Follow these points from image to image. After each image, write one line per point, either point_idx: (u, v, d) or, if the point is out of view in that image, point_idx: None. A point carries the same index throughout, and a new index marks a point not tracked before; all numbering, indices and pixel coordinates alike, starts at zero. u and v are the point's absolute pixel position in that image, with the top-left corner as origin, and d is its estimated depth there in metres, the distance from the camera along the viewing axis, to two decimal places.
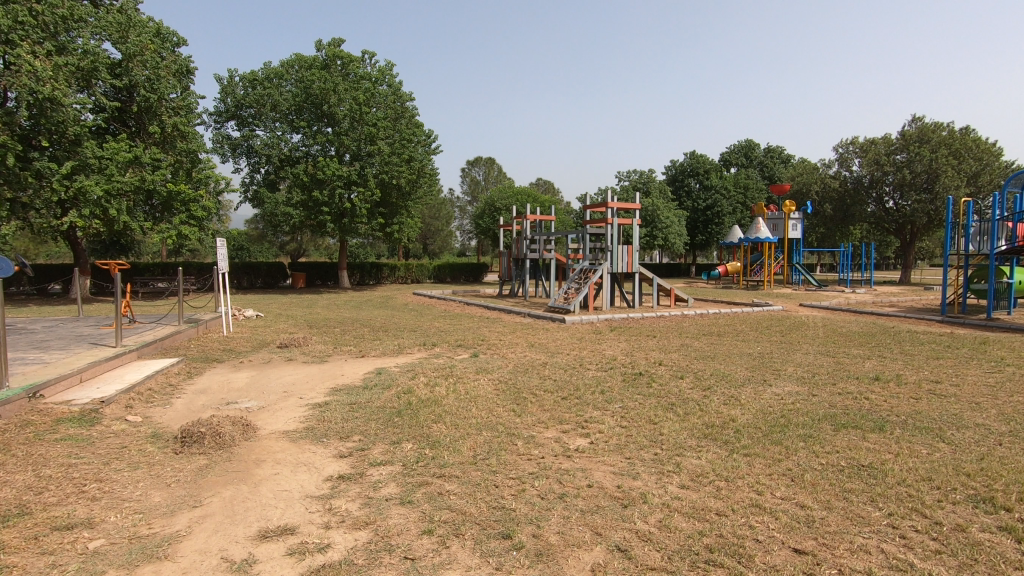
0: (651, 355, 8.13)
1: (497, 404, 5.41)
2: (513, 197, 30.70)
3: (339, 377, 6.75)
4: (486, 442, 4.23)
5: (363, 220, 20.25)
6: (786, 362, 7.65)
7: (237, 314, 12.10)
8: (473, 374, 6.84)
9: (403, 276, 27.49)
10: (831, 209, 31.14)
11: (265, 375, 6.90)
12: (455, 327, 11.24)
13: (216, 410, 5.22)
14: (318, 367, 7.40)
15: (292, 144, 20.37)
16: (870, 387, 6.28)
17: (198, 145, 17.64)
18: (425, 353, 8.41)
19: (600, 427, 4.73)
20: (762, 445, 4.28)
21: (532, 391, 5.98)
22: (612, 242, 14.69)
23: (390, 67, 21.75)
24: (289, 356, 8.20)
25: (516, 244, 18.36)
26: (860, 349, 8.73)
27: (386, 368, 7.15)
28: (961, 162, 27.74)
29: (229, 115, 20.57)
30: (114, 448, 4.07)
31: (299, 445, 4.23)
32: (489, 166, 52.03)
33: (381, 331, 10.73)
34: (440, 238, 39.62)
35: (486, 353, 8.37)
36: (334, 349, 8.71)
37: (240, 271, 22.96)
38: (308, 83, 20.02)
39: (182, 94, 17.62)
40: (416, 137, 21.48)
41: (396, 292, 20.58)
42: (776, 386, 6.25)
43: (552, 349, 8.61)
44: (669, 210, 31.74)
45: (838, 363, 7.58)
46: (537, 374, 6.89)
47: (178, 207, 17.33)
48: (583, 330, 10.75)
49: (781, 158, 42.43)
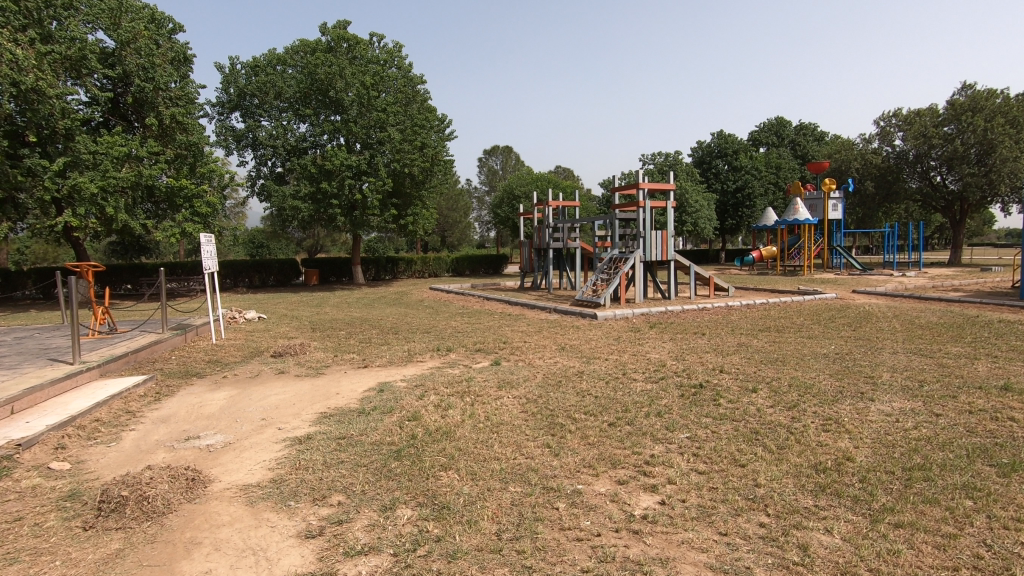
0: (706, 359, 6.78)
1: (525, 436, 4.17)
2: (532, 183, 29.51)
3: (333, 396, 5.58)
4: (515, 507, 3.01)
5: (375, 212, 19.10)
6: (877, 367, 6.25)
7: (236, 317, 11.07)
8: (494, 391, 5.60)
9: (420, 270, 26.43)
10: (873, 186, 29.06)
11: (246, 395, 5.78)
12: (474, 327, 10.00)
13: (168, 451, 4.12)
14: (310, 383, 6.24)
15: (298, 134, 19.34)
16: (1005, 400, 4.86)
17: (199, 137, 16.68)
18: (438, 361, 7.19)
19: (669, 473, 3.46)
20: (914, 506, 2.97)
21: (570, 415, 4.71)
22: (645, 227, 13.25)
23: (400, 48, 20.49)
24: (281, 367, 7.06)
25: (537, 233, 17.04)
26: (960, 346, 7.24)
27: (392, 383, 5.96)
28: (1018, 131, 25.52)
29: (233, 106, 19.61)
30: (2, 525, 2.96)
31: (254, 514, 3.03)
32: (506, 156, 50.68)
33: (391, 334, 9.54)
34: (458, 230, 38.42)
35: (509, 360, 7.10)
36: (333, 358, 7.53)
37: (251, 269, 22.09)
38: (313, 69, 18.88)
39: (181, 84, 16.74)
40: (429, 122, 20.26)
41: (412, 288, 19.49)
42: (881, 404, 4.88)
43: (586, 353, 7.33)
44: (698, 194, 30.00)
45: (942, 366, 6.17)
46: (571, 389, 5.61)
47: (181, 203, 16.56)
48: (618, 328, 9.44)
49: (814, 136, 40.17)
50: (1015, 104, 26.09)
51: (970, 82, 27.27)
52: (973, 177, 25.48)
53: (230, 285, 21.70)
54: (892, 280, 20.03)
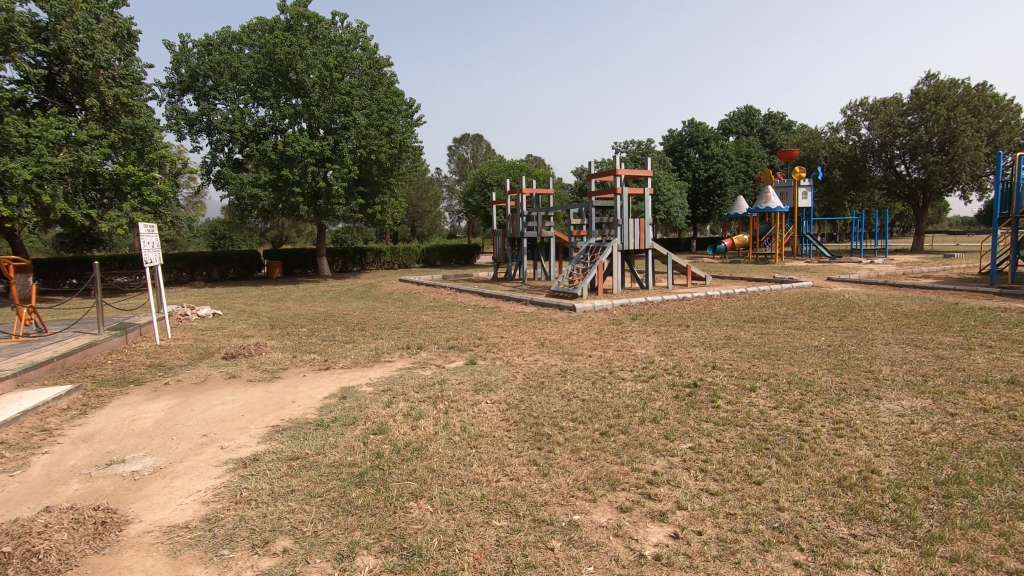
0: (695, 354, 6.36)
1: (508, 451, 3.65)
2: (504, 171, 28.77)
3: (287, 405, 4.93)
4: (501, 551, 2.49)
5: (341, 201, 18.22)
6: (873, 360, 5.93)
7: (187, 314, 10.22)
8: (470, 395, 5.04)
9: (389, 261, 25.58)
10: (840, 175, 29.68)
11: (189, 406, 5.09)
12: (446, 322, 9.39)
13: (83, 481, 3.46)
14: (263, 389, 5.58)
15: (257, 118, 18.26)
16: (1016, 396, 4.56)
17: (146, 120, 15.49)
18: (408, 360, 6.59)
19: (677, 496, 3.00)
20: (966, 532, 2.56)
21: (556, 424, 4.20)
22: (622, 215, 12.82)
23: (364, 28, 19.51)
24: (232, 371, 6.35)
25: (511, 222, 16.47)
26: (952, 336, 7.00)
27: (356, 389, 5.33)
28: (979, 120, 26.04)
29: (185, 87, 18.37)
30: None
31: (176, 571, 2.43)
32: (477, 144, 49.87)
33: (356, 330, 8.88)
34: (428, 220, 37.50)
35: (485, 358, 6.55)
36: (291, 359, 6.85)
37: (209, 262, 20.90)
38: (271, 48, 17.76)
39: (126, 62, 15.53)
40: (396, 106, 19.39)
41: (381, 280, 18.72)
42: (889, 402, 4.53)
43: (568, 349, 6.85)
44: (671, 182, 29.85)
45: (939, 358, 5.88)
46: (555, 391, 5.10)
47: (129, 191, 15.41)
48: (599, 320, 8.99)
49: (782, 125, 40.58)
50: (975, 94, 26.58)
51: (933, 72, 27.68)
52: (936, 166, 25.91)
53: (186, 279, 20.49)
54: (862, 268, 20.23)
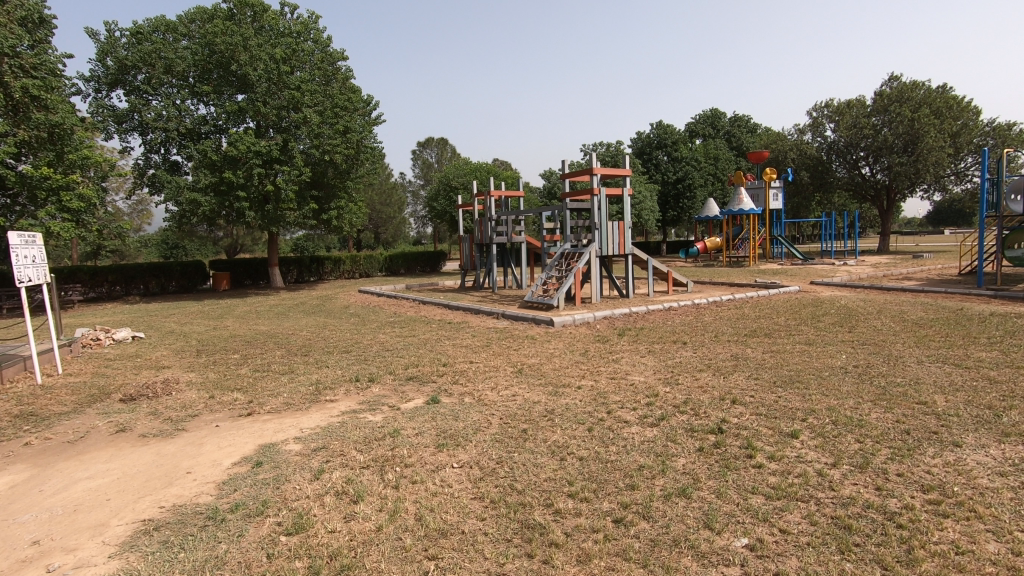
0: (706, 383, 5.27)
1: (488, 566, 2.46)
2: (470, 174, 27.54)
3: (178, 479, 3.58)
4: None
5: (291, 206, 16.67)
6: (918, 386, 4.93)
7: (98, 341, 8.61)
8: (431, 455, 3.77)
9: (349, 270, 23.96)
10: (808, 177, 29.60)
11: (41, 483, 3.68)
12: (405, 342, 8.07)
13: None
14: (156, 450, 4.19)
15: (196, 116, 16.57)
16: None
17: (64, 114, 13.67)
18: (354, 399, 5.28)
19: None
20: None
21: (551, 505, 3.00)
22: (600, 218, 11.77)
23: (316, 19, 18.11)
24: (125, 422, 4.92)
25: (478, 227, 15.27)
26: (988, 352, 6.11)
27: (278, 448, 4.01)
28: (941, 121, 26.10)
29: (113, 80, 16.49)
30: None
31: None
32: (442, 148, 48.71)
33: (298, 356, 7.47)
34: (392, 226, 35.93)
35: (450, 394, 5.27)
36: (206, 401, 5.43)
37: (147, 274, 18.95)
38: (211, 38, 16.18)
39: (36, 50, 13.76)
40: (353, 104, 18.03)
41: (339, 291, 17.22)
42: (977, 454, 3.49)
43: (551, 379, 5.65)
44: (641, 185, 29.14)
45: (993, 383, 4.93)
46: (544, 445, 3.88)
47: (44, 196, 13.58)
48: (582, 338, 7.84)
49: (747, 128, 40.75)
50: (937, 95, 26.70)
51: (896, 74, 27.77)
52: (901, 167, 25.88)
53: (120, 294, 18.48)
54: (839, 269, 19.80)
